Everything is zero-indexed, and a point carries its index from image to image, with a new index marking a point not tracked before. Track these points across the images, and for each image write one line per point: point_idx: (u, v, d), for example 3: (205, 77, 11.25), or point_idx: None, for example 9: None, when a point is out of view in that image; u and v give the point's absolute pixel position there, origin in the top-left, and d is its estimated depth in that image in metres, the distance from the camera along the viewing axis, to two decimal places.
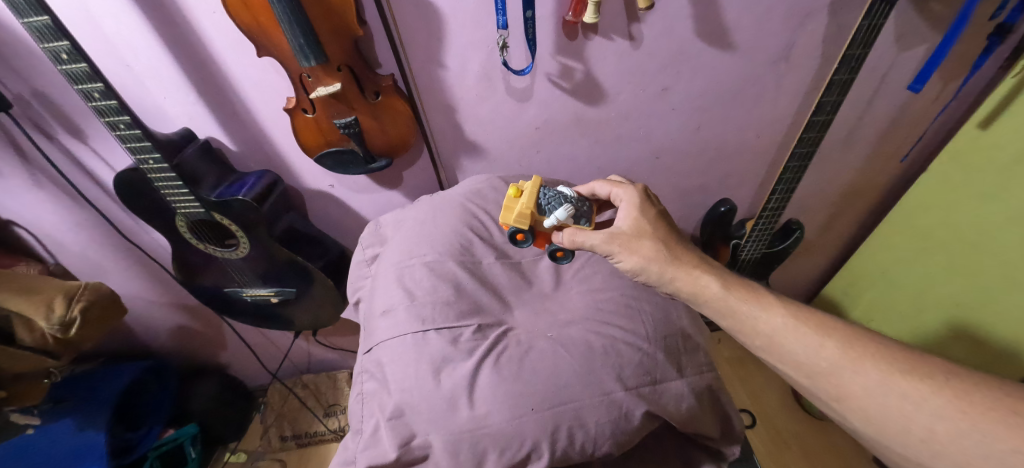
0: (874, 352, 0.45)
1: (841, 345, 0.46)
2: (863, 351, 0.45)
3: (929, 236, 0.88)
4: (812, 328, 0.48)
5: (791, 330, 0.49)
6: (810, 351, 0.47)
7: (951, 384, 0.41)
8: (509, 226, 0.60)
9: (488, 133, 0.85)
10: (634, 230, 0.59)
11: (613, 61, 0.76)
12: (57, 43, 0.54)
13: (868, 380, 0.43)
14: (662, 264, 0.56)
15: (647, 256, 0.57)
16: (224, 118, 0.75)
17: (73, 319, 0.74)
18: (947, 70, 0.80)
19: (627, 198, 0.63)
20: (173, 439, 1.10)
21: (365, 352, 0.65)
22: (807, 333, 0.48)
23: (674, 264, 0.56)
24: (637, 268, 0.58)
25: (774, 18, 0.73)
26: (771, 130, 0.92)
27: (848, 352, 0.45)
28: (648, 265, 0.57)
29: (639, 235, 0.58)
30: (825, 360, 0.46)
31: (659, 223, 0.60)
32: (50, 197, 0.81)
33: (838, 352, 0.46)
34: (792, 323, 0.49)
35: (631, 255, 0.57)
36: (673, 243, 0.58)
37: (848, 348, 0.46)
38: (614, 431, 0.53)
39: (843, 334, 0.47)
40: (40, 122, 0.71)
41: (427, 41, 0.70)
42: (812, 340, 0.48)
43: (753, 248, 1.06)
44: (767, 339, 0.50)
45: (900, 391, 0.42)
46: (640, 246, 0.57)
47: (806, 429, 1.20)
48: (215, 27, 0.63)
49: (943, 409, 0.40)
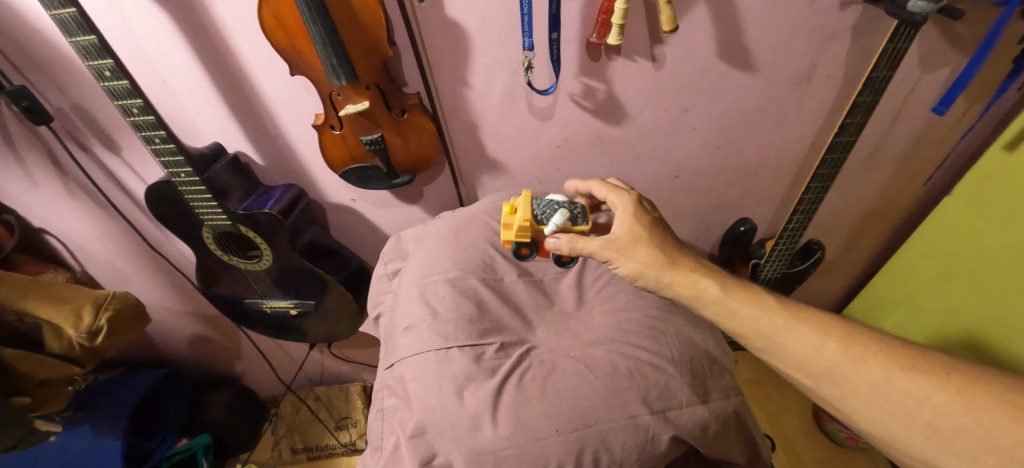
0: (875, 350, 0.45)
1: (843, 344, 0.46)
2: (863, 348, 0.45)
3: (955, 255, 0.87)
4: (812, 327, 0.48)
5: (792, 331, 0.48)
6: (811, 351, 0.47)
7: (952, 380, 0.41)
8: (511, 242, 0.60)
9: (509, 150, 0.86)
10: (630, 236, 0.57)
11: (635, 81, 0.77)
12: (101, 61, 0.57)
13: (872, 378, 0.43)
14: (660, 269, 0.55)
15: (645, 263, 0.56)
16: (253, 133, 0.77)
17: (100, 327, 0.76)
18: (971, 93, 0.79)
19: (622, 205, 0.62)
20: (188, 448, 1.11)
21: (385, 368, 0.65)
22: (809, 333, 0.48)
23: (672, 268, 0.55)
24: (636, 275, 0.56)
25: (796, 41, 0.73)
26: (793, 151, 0.91)
27: (849, 352, 0.45)
28: (646, 271, 0.56)
29: (636, 241, 0.57)
30: (827, 360, 0.46)
31: (654, 229, 0.59)
32: (81, 206, 0.83)
33: (840, 351, 0.46)
34: (792, 323, 0.49)
35: (628, 261, 0.56)
36: (671, 250, 0.57)
37: (850, 347, 0.46)
38: (640, 456, 0.51)
39: (844, 333, 0.47)
40: (78, 135, 0.73)
41: (453, 62, 0.72)
42: (814, 340, 0.47)
43: (773, 268, 1.05)
44: (768, 341, 0.49)
45: (902, 388, 0.42)
46: (637, 253, 0.56)
47: (829, 457, 1.16)
48: (251, 46, 0.65)
49: (945, 405, 0.40)
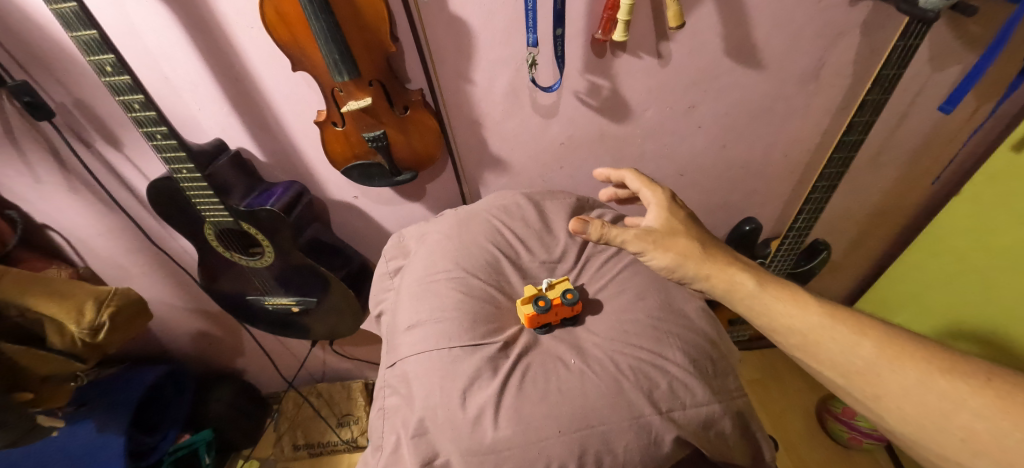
0: (912, 351, 0.44)
1: (879, 345, 0.45)
2: (900, 349, 0.44)
3: (961, 253, 0.86)
4: (848, 326, 0.47)
5: (827, 328, 0.48)
6: (846, 350, 0.46)
7: (991, 384, 0.39)
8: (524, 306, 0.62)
9: (513, 147, 0.85)
10: (667, 228, 0.58)
11: (640, 78, 0.76)
12: (102, 56, 0.56)
13: (906, 379, 0.42)
14: (698, 261, 0.55)
15: (683, 254, 0.56)
16: (256, 130, 0.76)
17: (102, 324, 0.75)
18: (981, 91, 0.78)
19: (656, 200, 0.62)
20: (188, 445, 1.12)
21: (387, 366, 0.65)
22: (844, 331, 0.47)
23: (710, 261, 0.55)
24: (672, 266, 0.56)
25: (805, 37, 0.72)
26: (800, 149, 0.90)
27: (885, 352, 0.44)
28: (684, 263, 0.55)
29: (673, 233, 0.57)
30: (862, 359, 0.45)
31: (689, 224, 0.59)
32: (83, 202, 0.83)
33: (876, 351, 0.45)
34: (828, 320, 0.48)
35: (665, 252, 0.56)
36: (708, 244, 0.57)
37: (886, 347, 0.45)
38: (644, 457, 0.51)
39: (881, 333, 0.46)
40: (80, 132, 0.73)
41: (456, 58, 0.71)
42: (849, 338, 0.46)
43: (778, 268, 1.05)
44: (802, 337, 0.49)
45: (938, 390, 0.41)
46: (674, 244, 0.56)
47: (831, 458, 1.15)
48: (252, 41, 0.65)
49: (984, 408, 0.38)
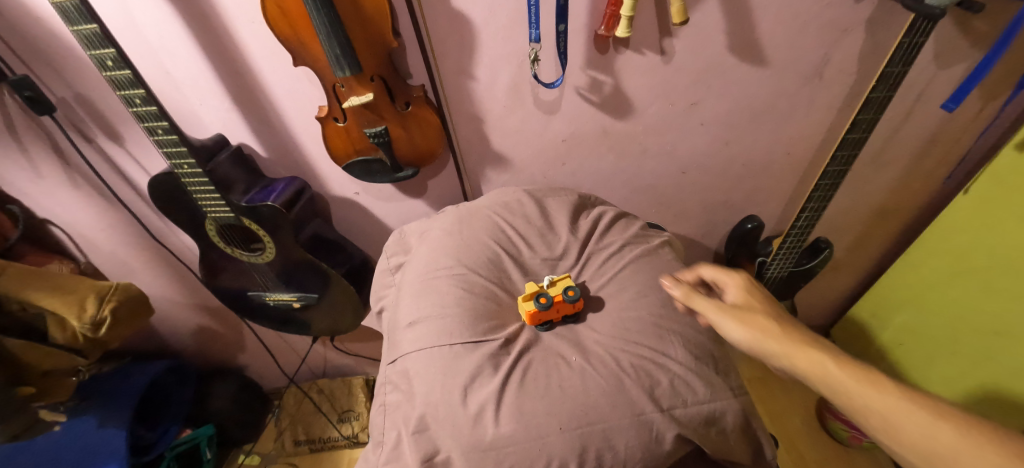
0: (1009, 439, 0.33)
1: (964, 427, 0.34)
2: (996, 437, 0.33)
3: (966, 252, 0.87)
4: (928, 405, 0.37)
5: (900, 405, 0.37)
6: (922, 430, 0.36)
7: None
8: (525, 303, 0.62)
9: (514, 144, 0.85)
10: (746, 305, 0.52)
11: (643, 75, 0.76)
12: (103, 50, 0.56)
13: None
14: (778, 336, 0.47)
15: (762, 328, 0.48)
16: (256, 125, 0.76)
17: (103, 319, 0.75)
18: (986, 89, 0.77)
19: (735, 283, 0.58)
20: (190, 439, 1.12)
21: (388, 362, 0.65)
22: (920, 410, 0.36)
23: (788, 336, 0.46)
24: (751, 342, 0.48)
25: (809, 34, 0.71)
26: (803, 147, 0.90)
27: (977, 440, 0.33)
28: (765, 339, 0.47)
29: (751, 309, 0.52)
30: (942, 444, 0.34)
31: (772, 306, 0.53)
32: (84, 197, 0.83)
33: (957, 432, 0.34)
34: (905, 397, 0.38)
35: (742, 325, 0.50)
36: (790, 323, 0.49)
37: (971, 430, 0.34)
38: (646, 455, 0.51)
39: (974, 418, 0.35)
40: (81, 127, 0.73)
41: (459, 53, 0.70)
42: (924, 418, 0.36)
43: (780, 266, 1.04)
44: (872, 415, 0.38)
45: None
46: (752, 318, 0.50)
47: (832, 456, 1.16)
48: (253, 35, 0.64)
49: None
